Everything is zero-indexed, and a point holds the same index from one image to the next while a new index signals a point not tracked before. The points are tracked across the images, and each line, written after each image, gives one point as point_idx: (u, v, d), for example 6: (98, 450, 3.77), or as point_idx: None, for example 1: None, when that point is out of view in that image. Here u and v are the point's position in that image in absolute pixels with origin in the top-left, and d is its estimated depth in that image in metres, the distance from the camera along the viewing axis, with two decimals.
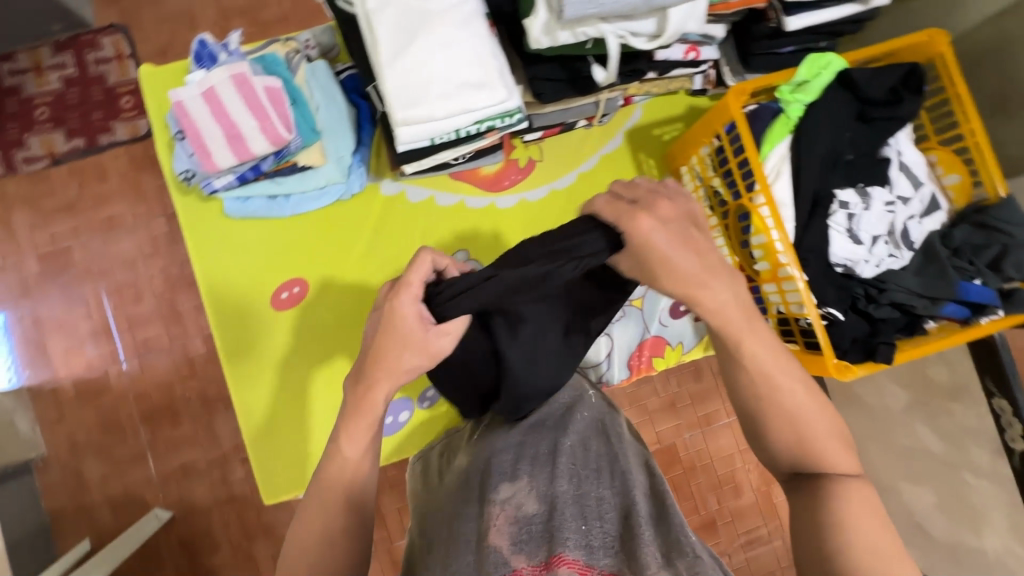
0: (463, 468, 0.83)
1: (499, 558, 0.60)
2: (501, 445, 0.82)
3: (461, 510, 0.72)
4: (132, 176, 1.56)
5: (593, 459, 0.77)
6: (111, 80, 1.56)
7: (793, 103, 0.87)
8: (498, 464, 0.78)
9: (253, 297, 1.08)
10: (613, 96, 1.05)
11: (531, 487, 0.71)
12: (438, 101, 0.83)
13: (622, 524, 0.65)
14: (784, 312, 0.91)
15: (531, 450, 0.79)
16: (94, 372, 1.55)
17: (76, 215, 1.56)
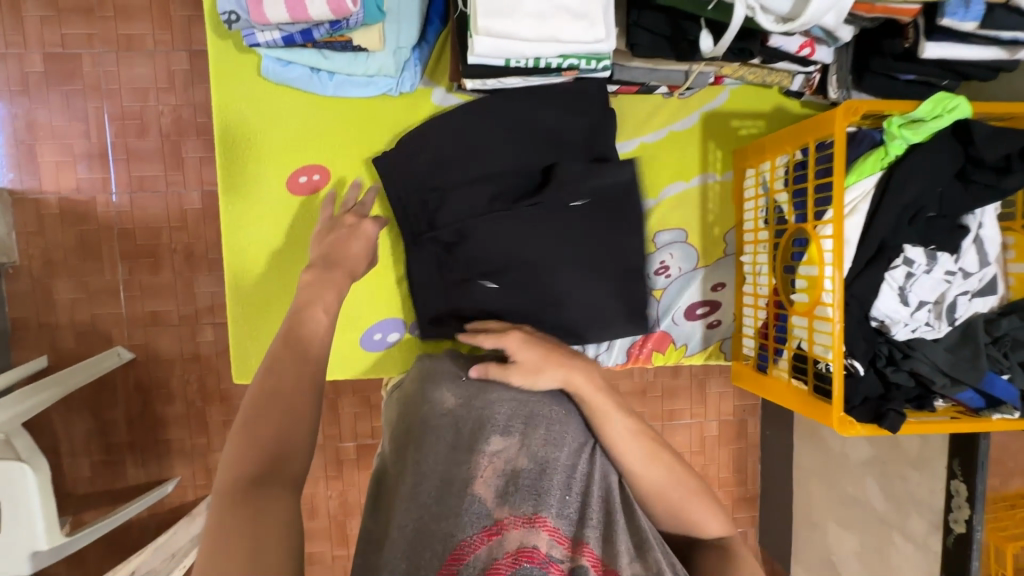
0: (452, 405, 0.83)
1: (484, 510, 0.68)
2: (497, 393, 0.83)
3: (449, 448, 0.77)
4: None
5: (584, 429, 0.82)
6: None
7: (896, 138, 0.79)
8: (492, 413, 0.80)
9: (269, 172, 1.00)
10: (706, 71, 0.96)
11: (520, 447, 0.76)
12: (527, 18, 0.74)
13: (600, 502, 0.74)
14: (805, 349, 0.88)
15: (527, 406, 0.81)
16: (82, 195, 1.48)
17: (93, 22, 1.42)
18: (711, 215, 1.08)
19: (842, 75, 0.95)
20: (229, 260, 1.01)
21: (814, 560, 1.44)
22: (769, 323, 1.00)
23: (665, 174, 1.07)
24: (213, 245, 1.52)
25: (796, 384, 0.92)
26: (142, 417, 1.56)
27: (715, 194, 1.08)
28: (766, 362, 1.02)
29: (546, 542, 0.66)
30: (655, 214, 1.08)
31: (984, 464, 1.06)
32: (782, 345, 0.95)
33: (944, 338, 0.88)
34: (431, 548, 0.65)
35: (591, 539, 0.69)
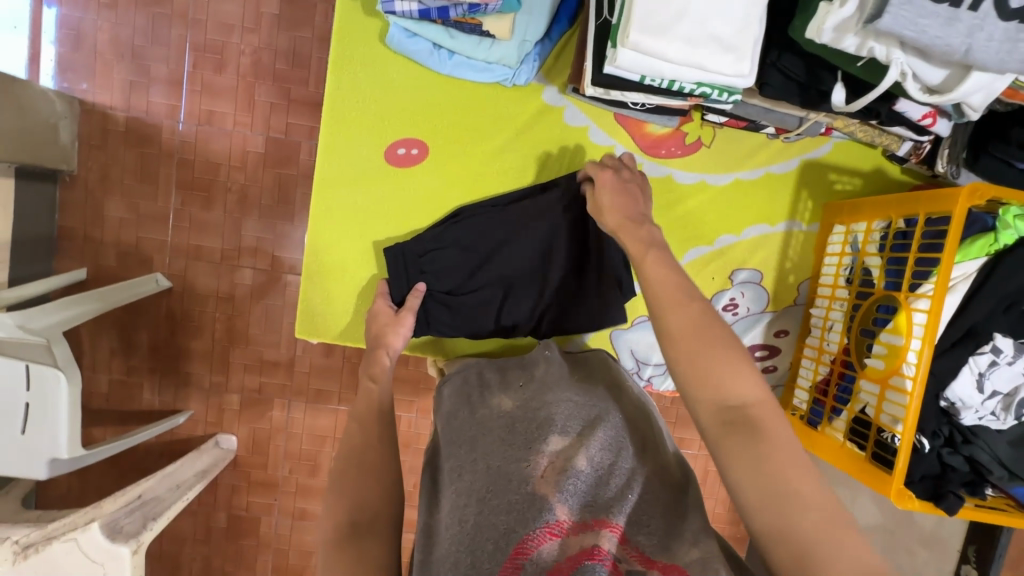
0: (508, 409, 0.81)
1: (542, 502, 0.63)
2: (555, 396, 0.81)
3: (506, 445, 0.73)
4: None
5: (639, 437, 0.78)
6: None
7: (1009, 229, 0.80)
8: (550, 414, 0.77)
9: (368, 138, 1.01)
10: (819, 121, 0.95)
11: (579, 446, 0.72)
12: (678, 41, 0.73)
13: (659, 508, 0.67)
14: (869, 415, 0.89)
15: (585, 410, 0.79)
16: (152, 118, 1.48)
17: None
18: (788, 263, 1.08)
19: (954, 149, 0.95)
20: (314, 218, 1.02)
21: None
22: (829, 381, 1.00)
23: (752, 213, 1.07)
24: (268, 192, 1.52)
25: (850, 447, 0.92)
26: (168, 346, 1.57)
27: (797, 242, 1.08)
28: (817, 418, 1.02)
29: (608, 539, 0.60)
30: (734, 251, 1.08)
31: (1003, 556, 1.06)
32: (842, 406, 0.95)
33: (1007, 431, 0.88)
34: (490, 540, 0.61)
35: (652, 551, 0.62)
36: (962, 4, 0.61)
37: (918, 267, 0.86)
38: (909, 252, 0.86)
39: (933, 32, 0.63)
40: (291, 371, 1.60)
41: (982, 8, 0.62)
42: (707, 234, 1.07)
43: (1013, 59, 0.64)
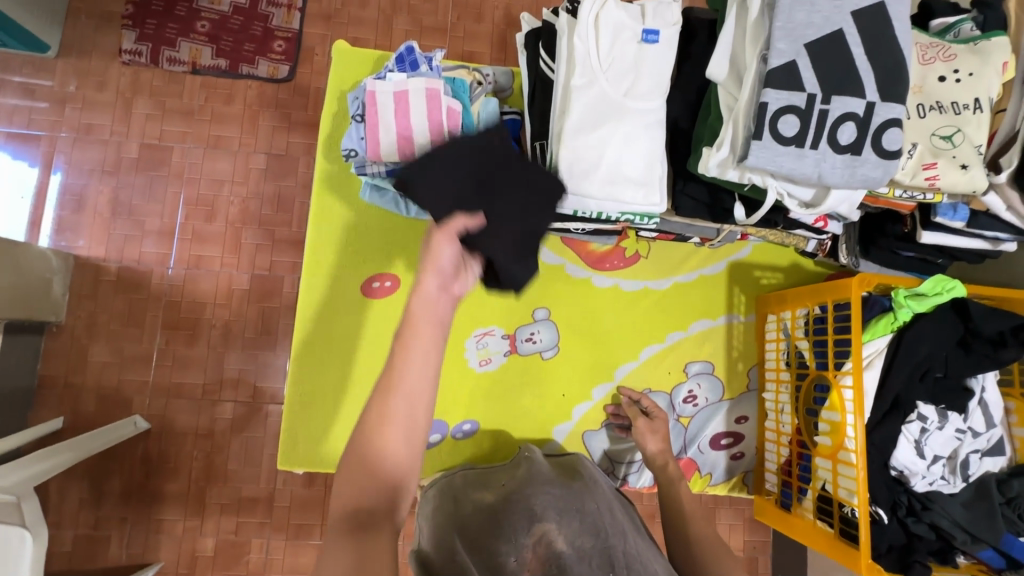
0: (490, 505, 0.86)
1: None
2: (535, 490, 0.86)
3: (492, 539, 0.78)
4: (254, 110, 1.61)
5: (619, 522, 0.82)
6: (275, 21, 1.63)
7: (904, 307, 0.92)
8: (530, 505, 0.82)
9: (347, 275, 1.13)
10: (734, 230, 1.12)
11: (560, 531, 0.76)
12: (599, 183, 0.90)
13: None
14: (830, 491, 0.94)
15: (563, 500, 0.83)
16: (143, 267, 1.58)
17: (190, 123, 1.60)
18: (735, 352, 1.19)
19: (851, 245, 1.12)
20: (297, 351, 1.11)
21: None
22: (791, 462, 1.06)
23: (695, 311, 1.20)
24: (251, 324, 1.60)
25: (821, 525, 0.95)
26: (143, 489, 1.53)
27: (739, 333, 1.20)
28: (788, 500, 1.06)
29: None
30: (683, 346, 1.18)
31: None
32: (806, 485, 1.00)
33: (959, 493, 0.93)
34: None
35: None
36: (803, 143, 0.80)
37: (838, 348, 0.97)
38: (828, 334, 0.98)
39: (788, 163, 0.80)
40: (269, 506, 1.56)
41: (818, 145, 0.80)
42: (658, 333, 1.18)
43: (857, 177, 0.81)
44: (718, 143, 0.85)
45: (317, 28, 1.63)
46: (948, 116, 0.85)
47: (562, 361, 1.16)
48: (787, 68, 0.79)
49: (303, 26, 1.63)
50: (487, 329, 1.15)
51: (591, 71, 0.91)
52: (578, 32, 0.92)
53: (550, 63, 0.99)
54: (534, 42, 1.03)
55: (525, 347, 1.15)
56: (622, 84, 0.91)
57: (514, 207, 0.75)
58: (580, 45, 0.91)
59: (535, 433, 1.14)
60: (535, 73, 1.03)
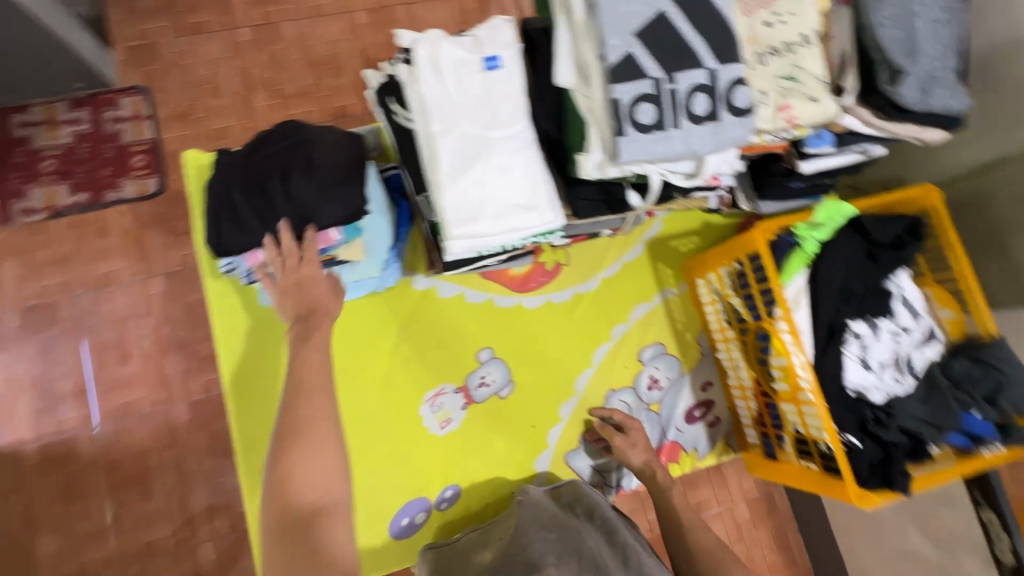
0: (490, 562, 0.84)
1: None
2: (531, 534, 0.84)
3: None
4: (135, 235, 1.36)
5: (620, 553, 0.82)
6: (127, 137, 1.38)
7: (809, 239, 0.96)
8: (530, 553, 0.79)
9: (274, 390, 1.12)
10: (638, 213, 1.14)
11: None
12: (490, 220, 0.88)
13: None
14: (802, 432, 0.97)
15: (564, 542, 0.82)
16: (65, 436, 1.29)
17: (65, 270, 1.33)
18: (679, 325, 1.20)
19: (747, 193, 1.16)
20: (247, 483, 1.07)
21: None
22: (762, 413, 1.08)
23: (630, 299, 1.20)
24: (208, 453, 1.33)
25: (806, 466, 0.98)
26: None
27: (677, 305, 1.22)
28: (772, 449, 1.08)
29: None
30: (630, 336, 1.19)
31: None
32: (781, 431, 1.03)
33: (913, 391, 0.97)
34: None
35: None
36: (664, 126, 0.81)
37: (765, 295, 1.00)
38: (753, 287, 1.00)
39: (658, 148, 0.81)
40: None
41: (678, 123, 0.81)
42: (602, 332, 1.18)
43: (726, 140, 0.83)
44: (589, 147, 0.85)
45: (174, 122, 1.40)
46: (785, 56, 0.89)
47: (519, 393, 1.13)
48: (625, 61, 0.80)
49: (157, 128, 1.39)
50: (438, 390, 1.11)
51: (445, 115, 0.89)
52: (419, 81, 0.90)
53: (404, 113, 0.96)
54: (382, 96, 1.01)
55: (480, 393, 1.12)
56: (479, 118, 0.90)
57: (311, 187, 0.92)
58: (425, 93, 0.89)
59: (518, 474, 1.11)
60: (396, 127, 1.00)
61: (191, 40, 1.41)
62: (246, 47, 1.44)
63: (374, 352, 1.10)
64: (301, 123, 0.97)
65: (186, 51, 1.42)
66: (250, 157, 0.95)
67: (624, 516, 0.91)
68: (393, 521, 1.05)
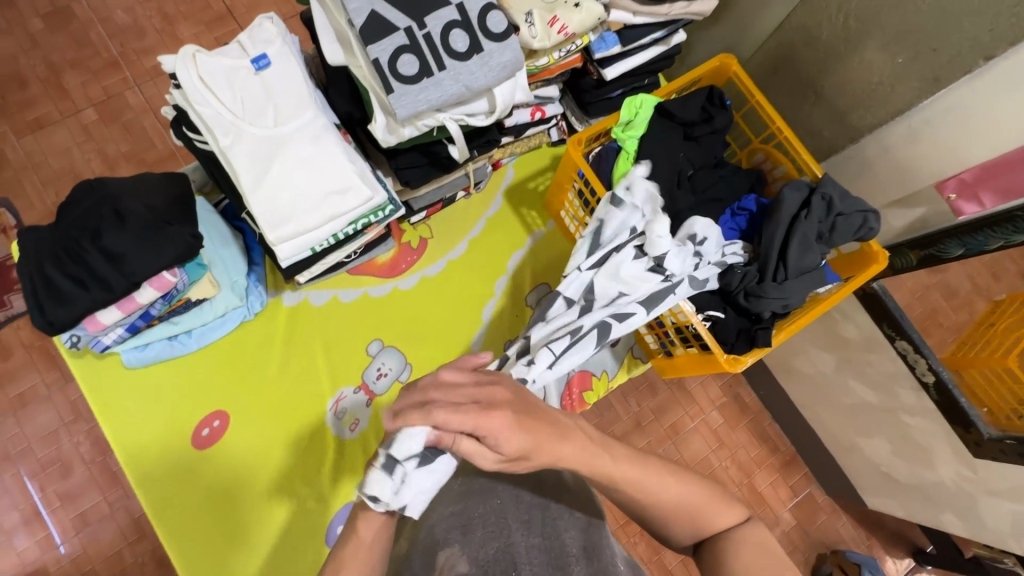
0: (402, 553, 0.79)
1: None
2: (435, 516, 0.80)
3: None
4: (41, 345, 1.38)
5: (524, 509, 0.78)
6: (3, 253, 1.41)
7: (627, 140, 0.98)
8: (432, 535, 0.76)
9: (170, 446, 1.04)
10: (481, 164, 1.13)
11: (462, 552, 0.70)
12: (307, 214, 0.88)
13: (546, 562, 0.69)
14: (677, 322, 0.99)
15: (463, 513, 0.78)
16: (34, 564, 1.31)
17: None
18: (558, 259, 1.22)
19: (577, 114, 1.18)
20: (172, 547, 1.01)
21: (872, 480, 1.49)
22: (647, 316, 1.10)
23: (504, 250, 1.21)
24: None
25: (692, 351, 1.01)
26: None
27: (551, 241, 1.23)
28: (666, 347, 1.11)
29: None
30: (514, 285, 1.20)
31: (904, 317, 1.18)
32: (665, 328, 1.06)
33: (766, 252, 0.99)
34: None
35: None
36: (432, 72, 0.82)
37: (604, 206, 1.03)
38: (591, 200, 1.03)
39: (433, 94, 0.82)
40: None
41: (445, 64, 0.82)
42: (486, 290, 1.19)
43: (499, 66, 0.84)
44: (376, 113, 0.86)
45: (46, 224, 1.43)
46: None
47: (420, 372, 1.14)
48: (371, 19, 0.80)
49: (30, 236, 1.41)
50: (339, 396, 1.12)
51: (227, 124, 0.87)
52: (191, 98, 0.87)
53: (197, 137, 0.94)
54: (175, 127, 0.99)
55: (381, 385, 1.13)
56: (264, 119, 0.89)
57: (126, 239, 0.89)
58: (200, 109, 0.87)
59: None
60: (199, 153, 0.98)
61: (32, 139, 1.46)
62: (100, 128, 1.49)
63: (266, 378, 1.09)
64: (98, 180, 0.95)
65: (32, 153, 1.46)
66: (56, 226, 0.92)
67: None
68: (329, 531, 1.06)
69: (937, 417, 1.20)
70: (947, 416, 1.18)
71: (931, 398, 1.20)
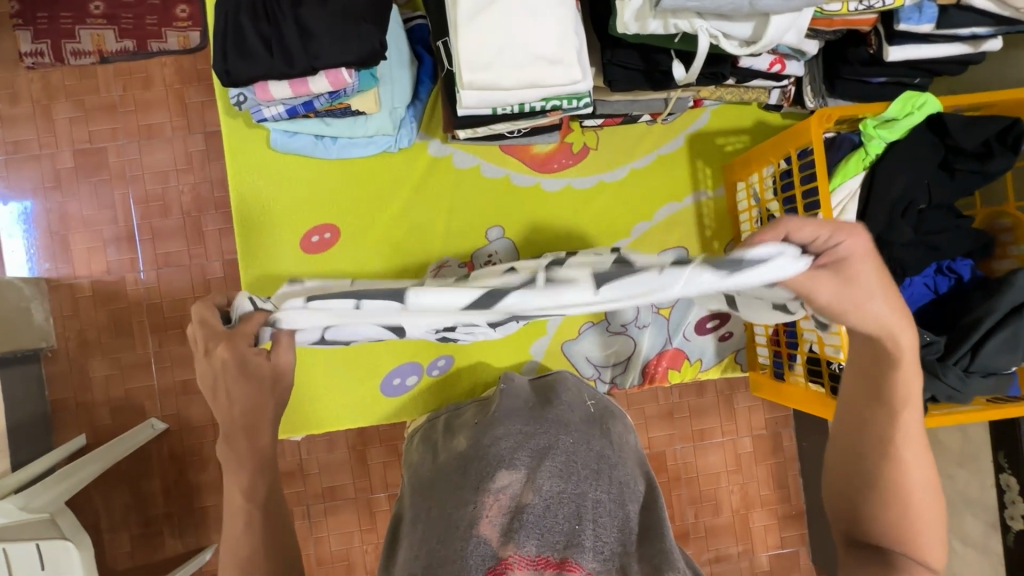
0: (461, 448, 0.78)
1: (487, 552, 0.61)
2: (503, 426, 0.78)
3: (456, 496, 0.70)
4: (178, 88, 1.41)
5: (593, 456, 0.76)
6: None
7: (874, 139, 0.83)
8: (498, 448, 0.75)
9: (282, 235, 1.07)
10: (684, 96, 1.00)
11: (529, 478, 0.70)
12: (509, 69, 0.79)
13: (610, 528, 0.67)
14: (817, 352, 0.90)
15: (533, 436, 0.76)
16: (112, 276, 1.41)
17: (115, 118, 1.40)
18: (708, 230, 1.11)
19: (815, 85, 0.99)
20: None
21: None
22: (778, 331, 1.01)
23: (659, 195, 1.11)
24: None
25: (814, 387, 0.92)
26: (167, 504, 1.40)
27: (710, 209, 1.12)
28: (781, 369, 1.03)
29: None
30: (653, 235, 1.11)
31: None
32: (795, 350, 0.97)
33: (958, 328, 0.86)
34: None
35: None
36: None
37: (808, 199, 0.88)
38: (796, 187, 0.89)
39: None
40: (305, 478, 1.42)
41: None
42: (622, 228, 1.10)
43: None
44: None
45: None
46: None
47: None
48: None
49: None
50: (442, 262, 1.09)
51: None
52: None
53: None
54: None
55: None
56: None
57: (325, 19, 0.84)
58: None
59: (512, 354, 1.10)
60: None
61: None
62: None
63: (388, 213, 1.08)
64: None
65: None
66: None
67: (601, 410, 0.88)
68: (385, 379, 1.08)
69: (995, 561, 1.08)
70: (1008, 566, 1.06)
71: (1001, 541, 1.07)
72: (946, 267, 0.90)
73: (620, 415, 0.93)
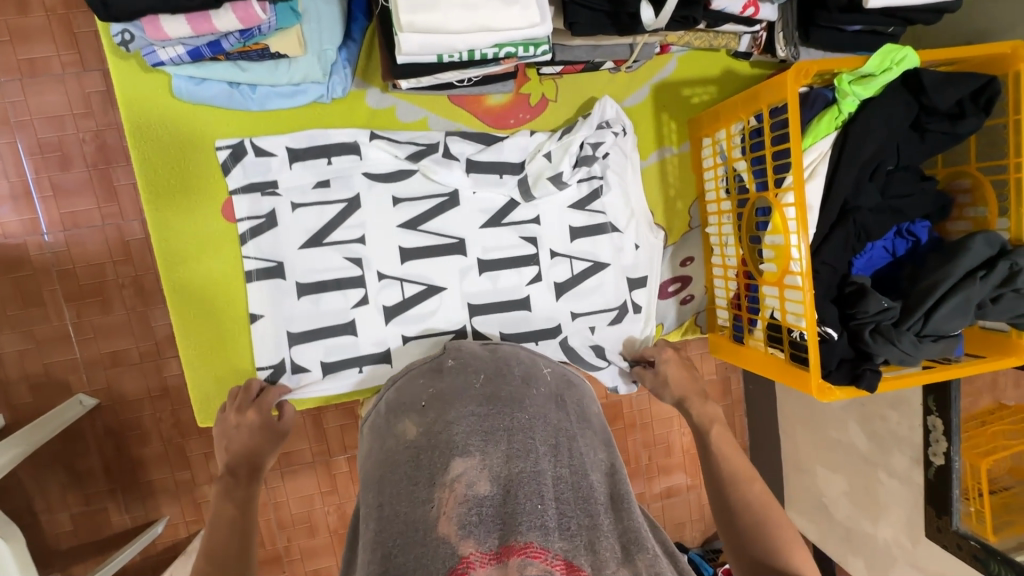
0: (412, 438, 0.72)
1: (445, 550, 0.54)
2: (458, 411, 0.72)
3: (410, 490, 0.64)
4: (62, 14, 1.16)
5: (551, 432, 0.71)
6: None
7: (847, 96, 0.78)
8: (453, 434, 0.69)
9: (198, 198, 0.93)
10: (651, 42, 0.91)
11: (484, 464, 0.63)
12: (455, 8, 0.68)
13: (575, 504, 0.62)
14: (778, 318, 0.88)
15: (489, 418, 0.70)
16: (8, 238, 1.21)
17: None
18: (671, 190, 1.06)
19: (788, 32, 0.92)
20: (174, 298, 0.94)
21: (802, 502, 1.43)
22: (740, 295, 0.99)
23: None
24: None
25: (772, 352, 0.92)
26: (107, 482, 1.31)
27: (674, 166, 1.06)
28: (741, 332, 1.00)
29: (520, 566, 0.51)
30: None
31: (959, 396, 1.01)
32: (756, 315, 0.95)
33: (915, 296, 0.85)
34: None
35: (572, 556, 0.55)
36: None
37: (778, 160, 0.84)
38: (766, 146, 0.84)
39: None
40: None
41: None
42: None
43: None
44: None
45: None
46: None
47: None
48: None
49: None
50: None
51: None
52: None
53: None
54: None
55: None
56: None
57: None
58: None
59: None
60: None
61: None
62: None
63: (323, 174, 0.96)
64: None
65: None
66: None
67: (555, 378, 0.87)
68: None
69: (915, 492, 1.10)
70: (926, 495, 1.07)
71: (924, 475, 1.08)
72: (906, 230, 0.89)
73: (578, 385, 0.88)
